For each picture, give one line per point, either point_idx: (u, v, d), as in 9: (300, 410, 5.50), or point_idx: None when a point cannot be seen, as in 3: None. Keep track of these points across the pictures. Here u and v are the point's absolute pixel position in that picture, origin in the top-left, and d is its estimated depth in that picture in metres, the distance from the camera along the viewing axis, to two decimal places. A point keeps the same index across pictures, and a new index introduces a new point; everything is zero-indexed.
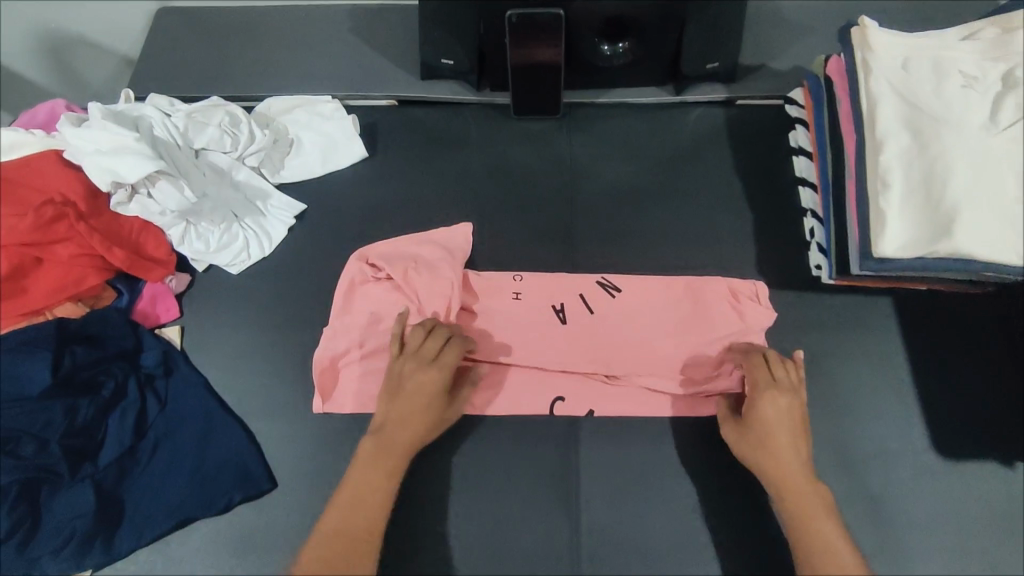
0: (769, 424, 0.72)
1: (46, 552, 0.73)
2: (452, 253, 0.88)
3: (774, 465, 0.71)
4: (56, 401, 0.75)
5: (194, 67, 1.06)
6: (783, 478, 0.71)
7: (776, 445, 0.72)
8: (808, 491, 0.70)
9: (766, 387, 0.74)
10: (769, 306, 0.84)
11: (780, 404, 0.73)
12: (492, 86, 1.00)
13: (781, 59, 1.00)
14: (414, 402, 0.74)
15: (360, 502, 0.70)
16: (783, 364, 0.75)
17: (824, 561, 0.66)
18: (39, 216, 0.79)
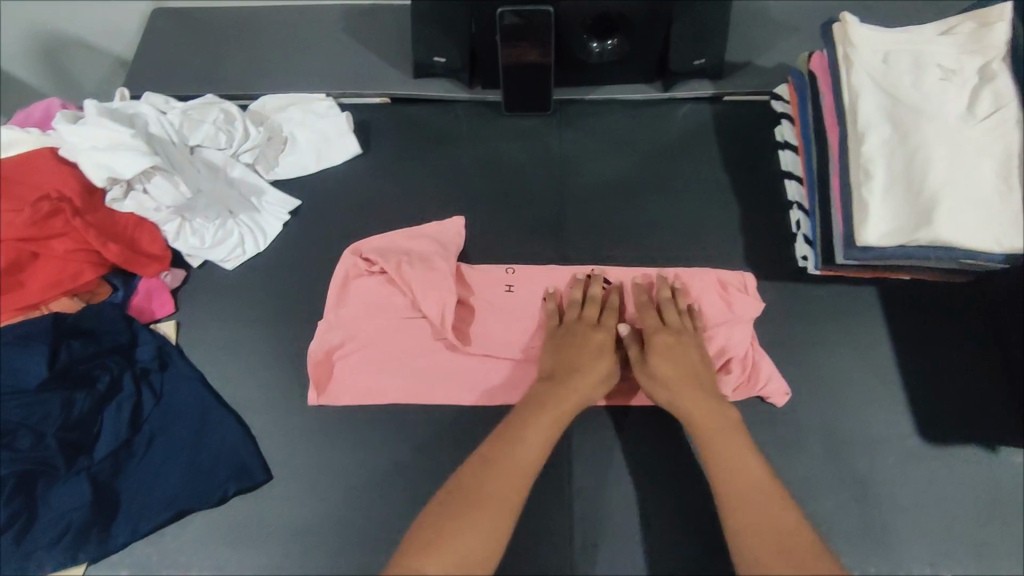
0: (668, 358, 0.77)
1: (42, 545, 0.73)
2: (445, 247, 0.88)
3: (680, 395, 0.75)
4: (53, 395, 0.76)
5: (189, 67, 1.07)
6: (690, 406, 0.74)
7: (676, 377, 0.76)
8: (710, 416, 0.73)
9: (657, 328, 0.79)
10: (757, 297, 0.85)
11: (672, 340, 0.78)
12: (484, 84, 1.02)
13: (767, 56, 1.02)
14: (586, 354, 0.78)
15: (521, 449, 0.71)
16: (673, 309, 0.81)
17: (736, 477, 0.69)
18: (35, 211, 0.80)
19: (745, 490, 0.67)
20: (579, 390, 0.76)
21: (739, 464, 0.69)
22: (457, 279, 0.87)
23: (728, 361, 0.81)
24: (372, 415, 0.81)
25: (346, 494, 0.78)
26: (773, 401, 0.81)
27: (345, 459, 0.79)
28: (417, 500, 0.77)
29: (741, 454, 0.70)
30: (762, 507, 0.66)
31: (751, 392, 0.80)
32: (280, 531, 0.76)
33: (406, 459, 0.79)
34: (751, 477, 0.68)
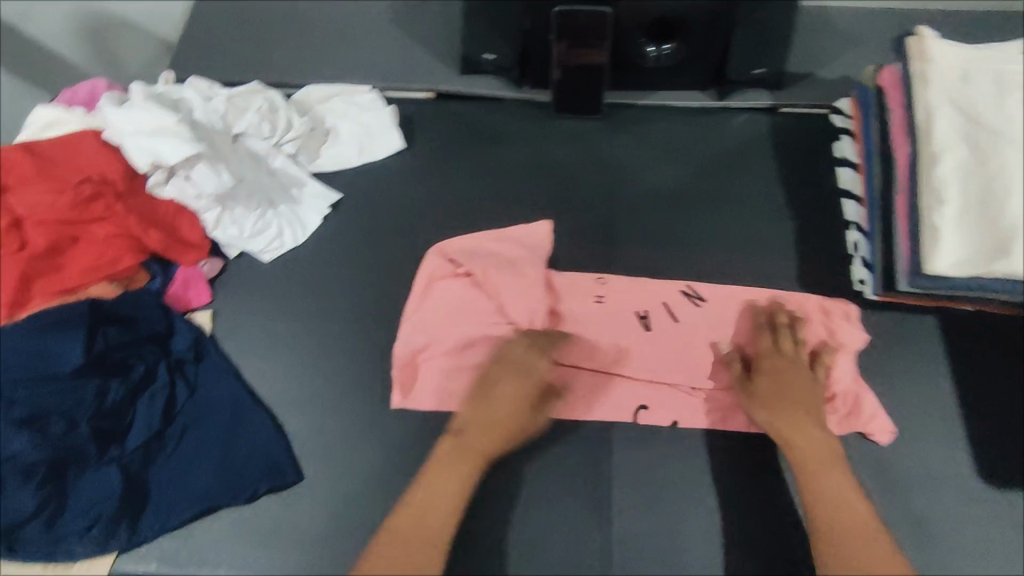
0: (771, 382, 0.76)
1: (72, 533, 0.72)
2: (530, 252, 0.87)
3: (779, 416, 0.74)
4: (87, 381, 0.75)
5: (234, 53, 1.05)
6: (788, 425, 0.74)
7: (782, 399, 0.75)
8: (804, 437, 0.73)
9: (769, 351, 0.79)
10: (862, 328, 0.82)
11: (782, 365, 0.77)
12: (533, 84, 0.99)
13: (828, 68, 0.98)
14: (500, 409, 0.76)
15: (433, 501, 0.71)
16: (790, 335, 0.79)
17: (831, 505, 0.69)
18: (77, 194, 0.80)
19: (833, 508, 0.69)
20: (484, 441, 0.75)
21: (833, 484, 0.70)
22: (548, 288, 0.86)
23: (833, 396, 0.78)
24: (409, 419, 0.80)
25: (378, 500, 0.75)
26: (876, 440, 0.77)
27: (379, 463, 0.77)
28: None
29: (836, 475, 0.71)
30: (852, 526, 0.68)
31: (851, 427, 0.77)
32: (310, 534, 0.74)
33: None
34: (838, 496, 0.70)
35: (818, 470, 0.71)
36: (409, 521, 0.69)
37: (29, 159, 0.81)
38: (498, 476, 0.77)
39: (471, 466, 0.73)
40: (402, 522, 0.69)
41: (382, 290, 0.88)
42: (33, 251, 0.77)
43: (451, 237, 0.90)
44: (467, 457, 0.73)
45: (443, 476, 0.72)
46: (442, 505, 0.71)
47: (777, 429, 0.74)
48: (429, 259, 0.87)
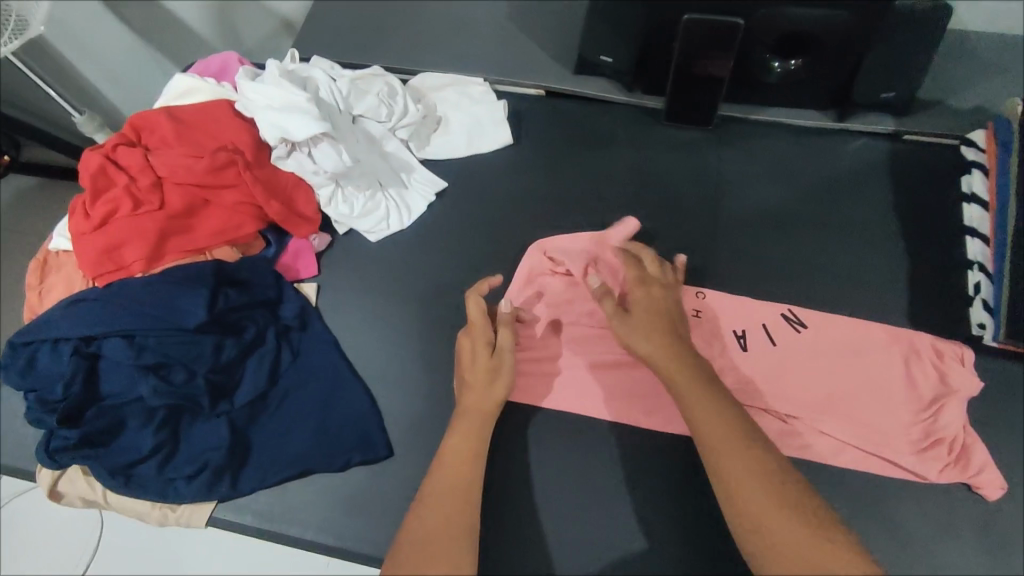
0: (646, 310, 0.74)
1: (181, 476, 0.77)
2: None
3: (661, 347, 0.70)
4: (206, 337, 0.79)
5: (355, 36, 1.09)
6: (664, 356, 0.69)
7: (639, 328, 0.72)
8: (679, 367, 0.67)
9: (638, 282, 0.78)
10: (976, 374, 0.77)
11: (647, 294, 0.76)
12: (645, 89, 0.99)
13: (963, 96, 0.93)
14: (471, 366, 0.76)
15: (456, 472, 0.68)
16: (652, 263, 0.81)
17: (721, 432, 0.62)
18: (212, 161, 0.84)
19: (719, 437, 0.61)
20: (485, 396, 0.73)
21: (712, 413, 0.63)
22: None
23: (939, 441, 0.75)
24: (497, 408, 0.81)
25: None
26: (983, 493, 0.73)
27: None
28: (532, 506, 0.77)
29: (718, 405, 0.64)
30: (738, 455, 0.60)
31: (957, 476, 0.74)
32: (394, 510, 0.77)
33: (524, 459, 0.79)
34: (734, 427, 0.62)
35: (707, 401, 0.64)
36: (439, 479, 0.68)
37: (172, 124, 0.87)
38: (582, 478, 0.78)
39: (484, 417, 0.73)
40: (439, 480, 0.68)
41: (478, 279, 0.90)
42: (171, 211, 0.83)
43: (548, 234, 0.92)
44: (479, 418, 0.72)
45: (462, 429, 0.72)
46: (461, 459, 0.69)
47: (665, 367, 0.68)
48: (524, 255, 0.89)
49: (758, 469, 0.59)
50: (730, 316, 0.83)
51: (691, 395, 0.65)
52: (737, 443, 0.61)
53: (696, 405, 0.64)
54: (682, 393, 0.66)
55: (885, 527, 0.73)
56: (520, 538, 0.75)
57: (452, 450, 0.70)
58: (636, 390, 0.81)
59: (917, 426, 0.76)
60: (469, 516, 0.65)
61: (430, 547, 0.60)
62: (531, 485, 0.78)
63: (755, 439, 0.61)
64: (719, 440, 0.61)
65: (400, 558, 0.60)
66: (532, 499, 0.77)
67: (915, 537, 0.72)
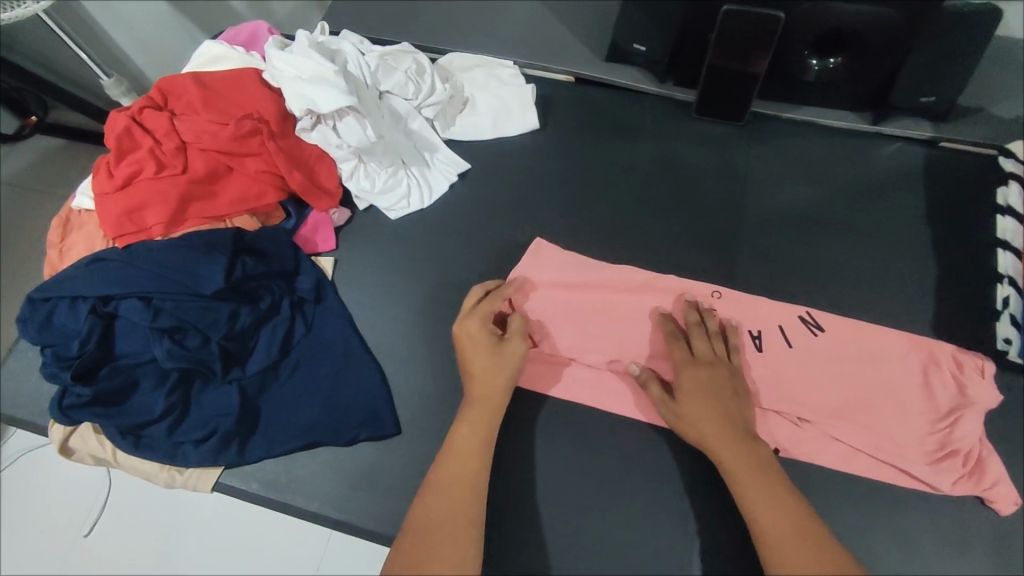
0: (695, 394, 0.72)
1: (190, 440, 0.78)
2: (654, 257, 0.88)
3: (713, 431, 0.70)
4: (222, 304, 0.79)
5: (385, 12, 1.08)
6: (716, 440, 0.69)
7: (698, 415, 0.71)
8: (736, 454, 0.68)
9: (685, 363, 0.74)
10: (996, 387, 0.76)
11: (704, 375, 0.73)
12: (677, 81, 0.97)
13: (1004, 106, 0.91)
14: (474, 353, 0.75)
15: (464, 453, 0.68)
16: (701, 334, 0.77)
17: (773, 522, 0.63)
18: (237, 128, 0.84)
19: (773, 522, 0.63)
20: (495, 384, 0.73)
21: (770, 504, 0.65)
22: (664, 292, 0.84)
23: (953, 453, 0.73)
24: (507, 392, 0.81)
25: None
26: (995, 507, 0.72)
27: None
28: (535, 493, 0.76)
29: (782, 504, 0.64)
30: (792, 548, 0.61)
31: (969, 490, 0.72)
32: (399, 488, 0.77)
33: (531, 446, 0.78)
34: (793, 520, 0.63)
35: (768, 492, 0.65)
36: (452, 464, 0.68)
37: (199, 90, 0.87)
38: (589, 468, 0.77)
39: (497, 404, 0.72)
40: (449, 464, 0.68)
41: (496, 263, 0.89)
42: (193, 176, 0.82)
43: (568, 223, 0.91)
44: (488, 403, 0.72)
45: (474, 416, 0.71)
46: (473, 446, 0.69)
47: (718, 453, 0.69)
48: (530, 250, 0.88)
49: (816, 559, 0.60)
50: (747, 318, 0.82)
51: (749, 483, 0.66)
52: (800, 541, 0.62)
53: (754, 499, 0.65)
54: (736, 476, 0.67)
55: (894, 538, 0.72)
56: (524, 524, 0.74)
57: (465, 435, 0.70)
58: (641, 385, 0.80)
59: (932, 436, 0.75)
60: (475, 509, 0.65)
61: (438, 542, 0.62)
62: (538, 472, 0.77)
63: (814, 530, 0.63)
64: (773, 525, 0.63)
65: (407, 547, 0.62)
66: (538, 486, 0.76)
67: (925, 551, 0.71)
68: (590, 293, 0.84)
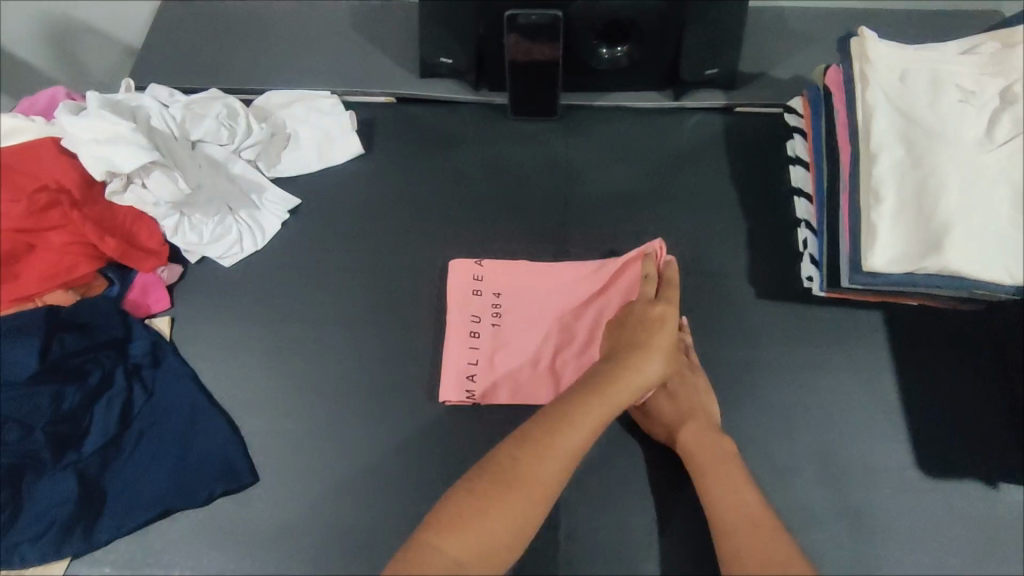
0: (665, 394, 0.78)
1: (28, 538, 0.74)
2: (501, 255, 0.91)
3: (684, 426, 0.76)
4: (42, 388, 0.77)
5: (197, 60, 1.07)
6: (686, 436, 0.75)
7: (665, 412, 0.78)
8: (701, 446, 0.74)
9: None
10: None
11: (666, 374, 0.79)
12: (490, 86, 1.00)
13: (781, 67, 1.00)
14: (637, 330, 0.77)
15: (549, 448, 0.65)
16: None
17: (738, 513, 0.68)
18: (31, 203, 0.79)
19: (733, 514, 0.68)
20: (649, 366, 0.74)
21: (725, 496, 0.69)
22: (478, 266, 0.89)
23: None
24: (340, 391, 0.84)
25: (340, 499, 0.79)
26: None
27: (337, 463, 0.80)
28: (405, 510, 0.78)
29: (744, 496, 0.69)
30: (756, 536, 0.66)
31: None
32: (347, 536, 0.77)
33: (391, 466, 0.80)
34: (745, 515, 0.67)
35: (728, 487, 0.70)
36: (544, 427, 0.67)
37: None
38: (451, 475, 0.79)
39: (628, 393, 0.72)
40: (551, 427, 0.67)
41: (341, 295, 0.90)
42: None
43: (407, 241, 0.93)
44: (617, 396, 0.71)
45: (619, 385, 0.71)
46: (588, 419, 0.68)
47: (687, 446, 0.75)
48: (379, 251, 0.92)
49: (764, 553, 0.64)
50: (616, 295, 0.86)
51: (712, 473, 0.72)
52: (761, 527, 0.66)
53: (719, 495, 0.70)
54: (699, 468, 0.73)
55: None
56: (397, 544, 0.76)
57: (578, 406, 0.68)
58: (502, 369, 0.84)
59: None
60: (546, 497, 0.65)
61: (498, 497, 0.63)
62: (404, 491, 0.79)
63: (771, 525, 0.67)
64: (736, 520, 0.67)
65: (450, 516, 0.61)
66: (405, 504, 0.78)
67: (765, 485, 0.77)
68: (473, 296, 0.88)
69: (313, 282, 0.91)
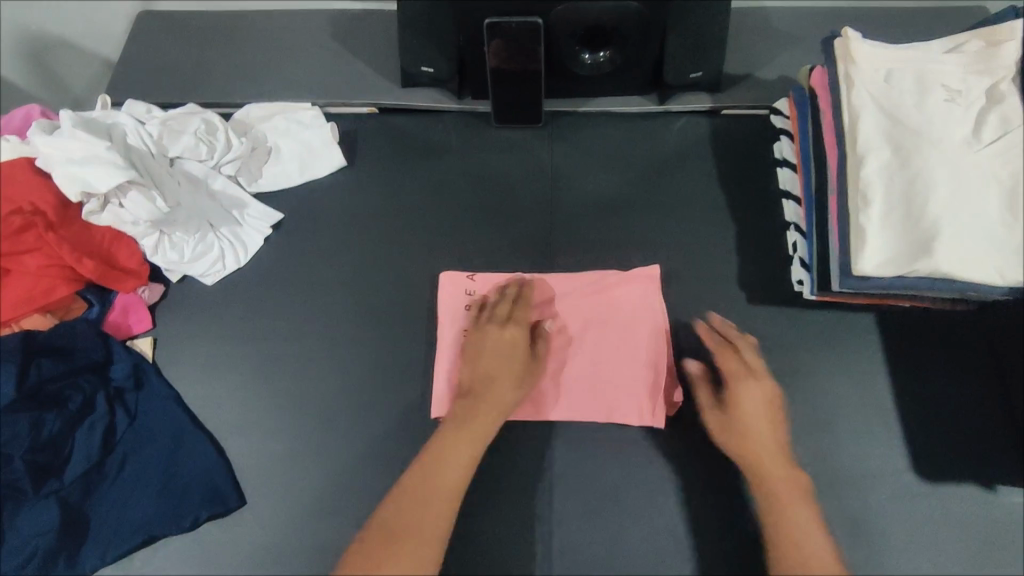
0: (753, 411, 0.74)
1: (10, 568, 0.72)
2: (488, 266, 0.90)
3: (768, 456, 0.72)
4: (20, 416, 0.74)
5: (176, 74, 1.05)
6: (771, 465, 0.72)
7: (752, 432, 0.73)
8: (780, 478, 0.71)
9: (740, 375, 0.76)
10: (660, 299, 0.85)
11: (752, 391, 0.75)
12: (473, 94, 0.99)
13: (767, 68, 0.99)
14: (495, 360, 0.78)
15: (432, 493, 0.71)
16: (750, 349, 0.79)
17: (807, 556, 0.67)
18: (6, 226, 0.78)
19: (812, 559, 0.67)
20: (503, 395, 0.77)
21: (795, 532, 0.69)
22: (469, 280, 0.88)
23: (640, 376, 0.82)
24: (327, 409, 0.83)
25: (329, 520, 0.77)
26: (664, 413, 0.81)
27: (325, 483, 0.79)
28: None
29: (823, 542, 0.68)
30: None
31: (666, 405, 0.80)
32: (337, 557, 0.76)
33: (380, 485, 0.79)
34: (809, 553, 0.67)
35: (806, 530, 0.69)
36: (424, 472, 0.72)
37: None
38: None
39: (493, 420, 0.76)
40: (427, 471, 0.72)
41: (327, 311, 0.88)
42: None
43: (393, 254, 0.92)
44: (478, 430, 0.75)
45: (482, 417, 0.76)
46: (459, 454, 0.73)
47: (770, 475, 0.71)
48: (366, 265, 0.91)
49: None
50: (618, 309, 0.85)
51: (791, 510, 0.70)
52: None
53: (793, 532, 0.68)
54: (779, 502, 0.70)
55: (722, 489, 0.78)
56: None
57: (449, 445, 0.74)
58: None
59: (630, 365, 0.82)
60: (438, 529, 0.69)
61: (390, 553, 0.67)
62: None
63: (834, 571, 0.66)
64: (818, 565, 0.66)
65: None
66: None
67: None
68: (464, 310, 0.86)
69: (298, 298, 0.89)
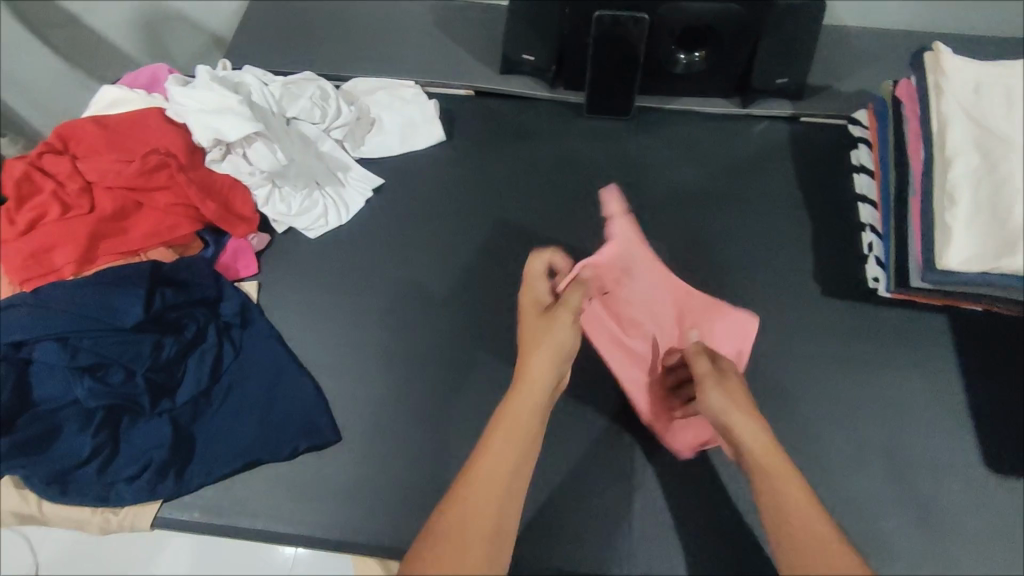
0: (737, 382, 0.76)
1: (122, 479, 0.78)
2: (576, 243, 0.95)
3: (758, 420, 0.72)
4: (145, 336, 0.80)
5: (287, 48, 1.13)
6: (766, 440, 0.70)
7: (745, 398, 0.74)
8: (779, 460, 0.68)
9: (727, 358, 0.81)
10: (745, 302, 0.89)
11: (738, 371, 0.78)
12: (567, 85, 1.05)
13: (847, 81, 1.05)
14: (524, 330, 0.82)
15: (467, 524, 0.61)
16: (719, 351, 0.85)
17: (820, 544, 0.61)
18: (143, 163, 0.84)
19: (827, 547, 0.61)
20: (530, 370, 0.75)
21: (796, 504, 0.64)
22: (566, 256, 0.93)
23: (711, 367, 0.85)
24: (419, 361, 0.87)
25: (420, 463, 0.82)
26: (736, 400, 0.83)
27: (417, 428, 0.83)
28: None
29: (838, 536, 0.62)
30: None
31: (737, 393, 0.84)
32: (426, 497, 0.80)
33: (468, 434, 0.83)
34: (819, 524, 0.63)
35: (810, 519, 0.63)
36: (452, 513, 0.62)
37: (101, 131, 0.87)
38: None
39: (511, 457, 0.67)
40: (485, 470, 0.65)
41: (420, 271, 0.94)
42: (102, 215, 0.83)
43: (484, 224, 0.97)
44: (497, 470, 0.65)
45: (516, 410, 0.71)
46: (488, 494, 0.63)
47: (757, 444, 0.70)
48: (457, 233, 0.97)
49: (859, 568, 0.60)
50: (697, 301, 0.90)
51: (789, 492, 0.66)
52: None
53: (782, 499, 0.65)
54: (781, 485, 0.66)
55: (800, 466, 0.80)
56: None
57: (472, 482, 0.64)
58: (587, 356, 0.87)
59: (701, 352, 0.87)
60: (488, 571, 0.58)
61: None
62: None
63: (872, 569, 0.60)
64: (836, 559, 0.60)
65: None
66: None
67: (832, 474, 0.80)
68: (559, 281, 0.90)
69: (394, 257, 0.95)
